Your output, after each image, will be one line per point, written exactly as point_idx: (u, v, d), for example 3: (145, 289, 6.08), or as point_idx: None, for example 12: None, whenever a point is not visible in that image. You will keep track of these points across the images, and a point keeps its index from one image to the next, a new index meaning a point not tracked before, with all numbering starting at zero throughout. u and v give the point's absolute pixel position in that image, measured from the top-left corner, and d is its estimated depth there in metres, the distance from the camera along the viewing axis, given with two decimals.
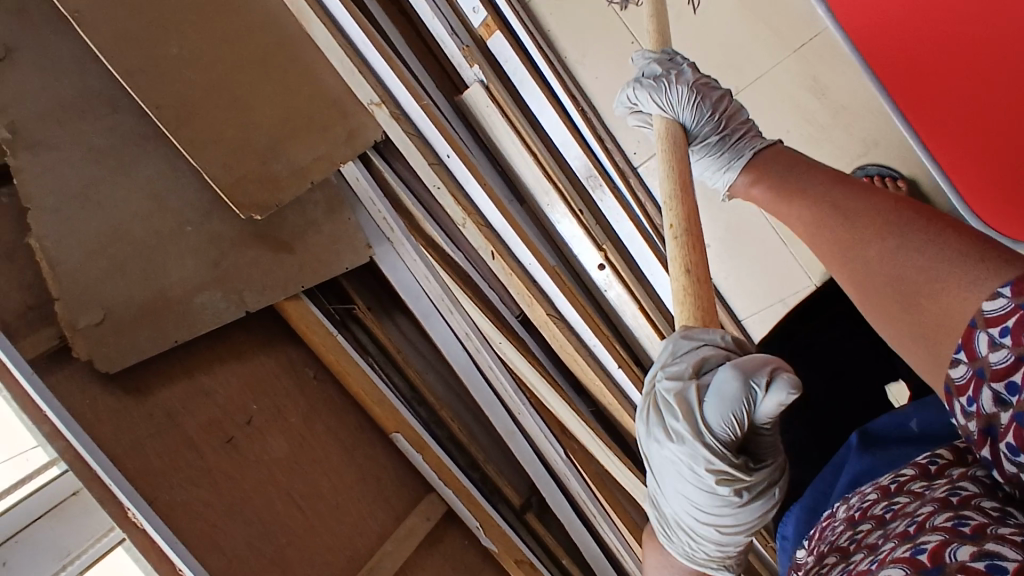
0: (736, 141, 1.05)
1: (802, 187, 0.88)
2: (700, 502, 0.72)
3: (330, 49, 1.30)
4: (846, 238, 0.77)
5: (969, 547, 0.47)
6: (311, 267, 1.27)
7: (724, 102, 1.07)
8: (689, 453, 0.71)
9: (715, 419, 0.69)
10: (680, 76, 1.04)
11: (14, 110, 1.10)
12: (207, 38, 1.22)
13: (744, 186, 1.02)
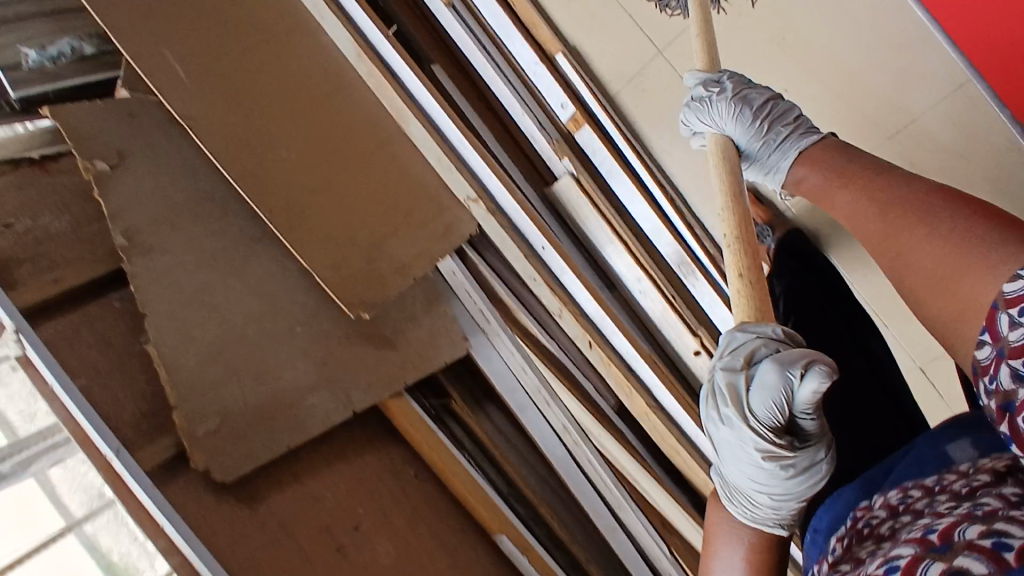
0: (782, 141, 1.06)
1: (853, 176, 0.87)
2: (752, 481, 0.72)
3: (426, 146, 1.31)
4: (883, 232, 0.77)
5: (976, 527, 0.52)
6: (413, 362, 1.24)
7: (771, 106, 1.10)
8: (736, 435, 0.72)
9: (760, 404, 0.71)
10: (722, 92, 1.11)
11: (130, 215, 1.08)
12: (315, 139, 1.23)
13: (800, 177, 1.02)
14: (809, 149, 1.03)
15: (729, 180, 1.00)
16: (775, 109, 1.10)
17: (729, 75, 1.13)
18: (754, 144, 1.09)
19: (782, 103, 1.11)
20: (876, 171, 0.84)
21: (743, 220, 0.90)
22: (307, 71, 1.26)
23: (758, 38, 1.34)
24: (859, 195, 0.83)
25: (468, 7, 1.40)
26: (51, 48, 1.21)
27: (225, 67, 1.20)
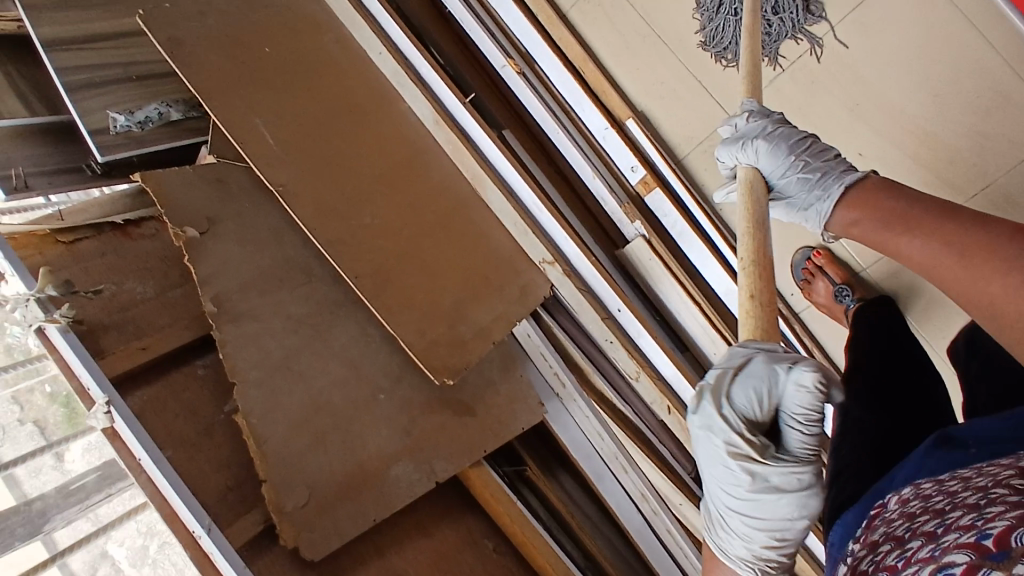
0: (823, 177, 0.99)
1: (916, 218, 0.79)
2: (720, 477, 0.76)
3: (502, 211, 1.33)
4: (963, 275, 0.70)
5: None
6: (493, 429, 1.20)
7: (809, 146, 1.04)
8: (708, 426, 0.77)
9: (741, 393, 0.77)
10: (763, 130, 1.05)
11: (218, 281, 1.07)
12: (397, 207, 1.25)
13: (841, 221, 0.94)
14: (852, 187, 0.94)
15: (750, 219, 0.91)
16: (813, 147, 1.04)
17: (762, 113, 1.08)
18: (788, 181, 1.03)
19: (819, 141, 1.05)
20: (925, 207, 0.80)
21: (756, 249, 0.85)
22: (388, 138, 1.30)
23: (836, 103, 1.35)
24: (927, 240, 0.76)
25: (537, 76, 1.45)
26: (138, 113, 1.16)
27: (311, 134, 1.22)
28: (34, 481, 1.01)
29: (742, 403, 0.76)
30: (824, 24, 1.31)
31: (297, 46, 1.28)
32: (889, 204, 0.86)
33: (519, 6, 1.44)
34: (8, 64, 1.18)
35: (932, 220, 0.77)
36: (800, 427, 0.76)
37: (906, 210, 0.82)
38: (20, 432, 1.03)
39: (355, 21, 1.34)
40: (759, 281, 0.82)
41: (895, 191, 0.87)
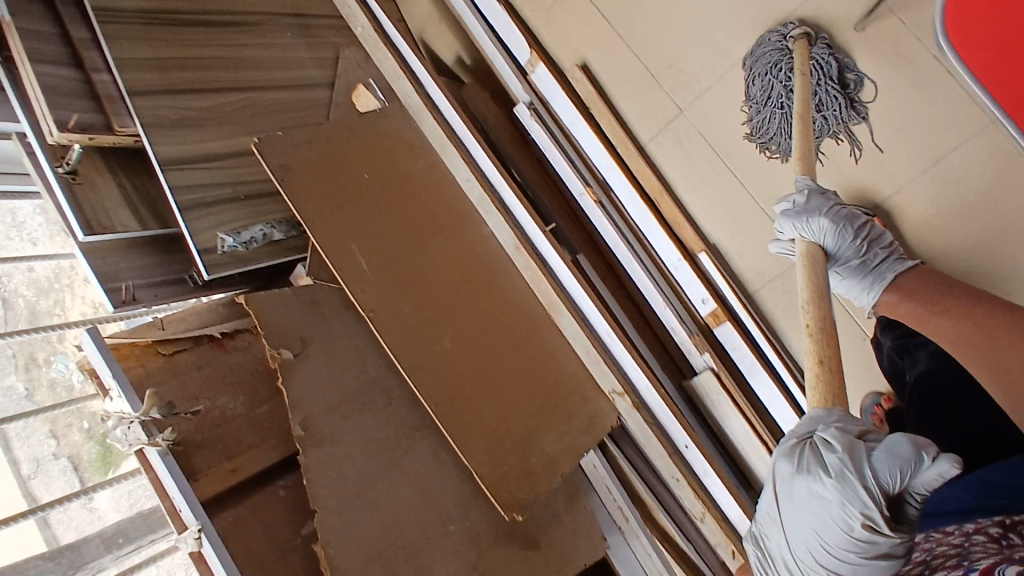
0: (879, 264, 1.12)
1: (949, 302, 0.95)
2: (837, 538, 0.76)
3: (576, 339, 1.34)
4: (986, 342, 0.85)
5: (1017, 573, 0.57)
6: (556, 564, 1.19)
7: (864, 227, 1.12)
8: (844, 493, 0.76)
9: (886, 470, 0.74)
10: (823, 208, 1.09)
11: (306, 404, 1.11)
12: (475, 331, 1.28)
13: (889, 302, 1.09)
14: (902, 276, 1.09)
15: (808, 290, 0.95)
16: (871, 231, 1.12)
17: (821, 190, 1.12)
18: (849, 264, 1.12)
19: (875, 226, 1.14)
20: (953, 289, 0.98)
21: (820, 334, 0.87)
22: (469, 261, 1.35)
23: None
24: (959, 318, 0.91)
25: (614, 204, 1.50)
26: (244, 232, 1.23)
27: (401, 259, 1.27)
28: (60, 517, 1.19)
29: (884, 477, 0.74)
30: (865, 127, 1.33)
31: (394, 173, 1.35)
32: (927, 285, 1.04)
33: (599, 137, 1.51)
34: (120, 173, 1.22)
35: (961, 297, 0.94)
36: (920, 503, 0.76)
37: (943, 293, 0.99)
38: (55, 466, 1.23)
39: (446, 147, 1.41)
40: (823, 350, 0.86)
41: (929, 280, 1.05)
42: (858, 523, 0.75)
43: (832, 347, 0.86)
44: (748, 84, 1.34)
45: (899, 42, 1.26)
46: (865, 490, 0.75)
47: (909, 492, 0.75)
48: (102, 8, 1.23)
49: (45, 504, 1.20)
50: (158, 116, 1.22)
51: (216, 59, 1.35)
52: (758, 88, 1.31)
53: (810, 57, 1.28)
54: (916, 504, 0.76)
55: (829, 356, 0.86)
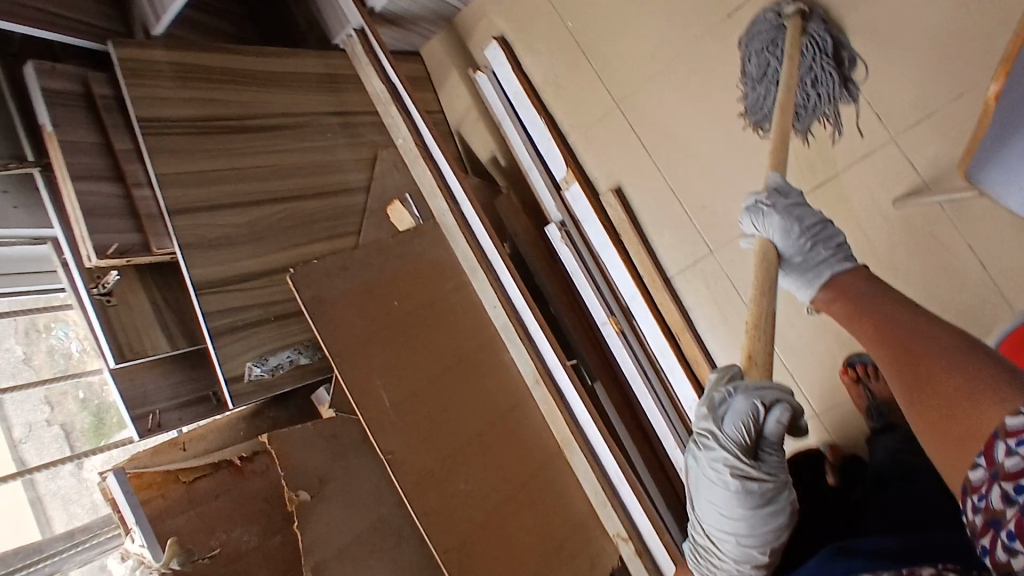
0: (820, 262, 1.07)
1: (870, 308, 0.89)
2: (724, 492, 0.89)
3: (585, 478, 1.36)
4: (897, 356, 0.78)
5: (1008, 442, 0.57)
6: None
7: (815, 225, 1.11)
8: (715, 457, 0.89)
9: (731, 427, 0.89)
10: (779, 204, 1.12)
11: (319, 548, 1.12)
12: (488, 470, 1.30)
13: (824, 301, 1.01)
14: (842, 272, 1.03)
15: (757, 283, 1.02)
16: (824, 232, 1.10)
17: (783, 190, 1.15)
18: (795, 261, 1.10)
19: (833, 227, 1.12)
20: (886, 303, 0.87)
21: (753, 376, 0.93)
22: (490, 391, 1.36)
23: None
24: (877, 322, 0.85)
25: (635, 333, 1.51)
26: (271, 359, 1.25)
27: (424, 391, 1.29)
28: (49, 486, 1.30)
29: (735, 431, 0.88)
30: (852, 158, 1.32)
31: (423, 298, 1.36)
32: (864, 292, 0.93)
33: (627, 264, 1.50)
34: (154, 287, 1.24)
35: (890, 312, 0.85)
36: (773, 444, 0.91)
37: (873, 307, 0.88)
38: (47, 434, 1.34)
39: (475, 270, 1.42)
40: (761, 340, 0.94)
41: (865, 278, 0.97)
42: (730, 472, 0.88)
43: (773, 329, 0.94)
44: (746, 62, 1.30)
45: (937, 228, 1.26)
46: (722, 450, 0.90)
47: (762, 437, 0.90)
48: (148, 119, 1.22)
49: (35, 468, 1.29)
50: (197, 236, 1.22)
51: (258, 167, 1.36)
52: (756, 65, 1.27)
53: (806, 33, 1.24)
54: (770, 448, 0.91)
55: (762, 358, 0.94)
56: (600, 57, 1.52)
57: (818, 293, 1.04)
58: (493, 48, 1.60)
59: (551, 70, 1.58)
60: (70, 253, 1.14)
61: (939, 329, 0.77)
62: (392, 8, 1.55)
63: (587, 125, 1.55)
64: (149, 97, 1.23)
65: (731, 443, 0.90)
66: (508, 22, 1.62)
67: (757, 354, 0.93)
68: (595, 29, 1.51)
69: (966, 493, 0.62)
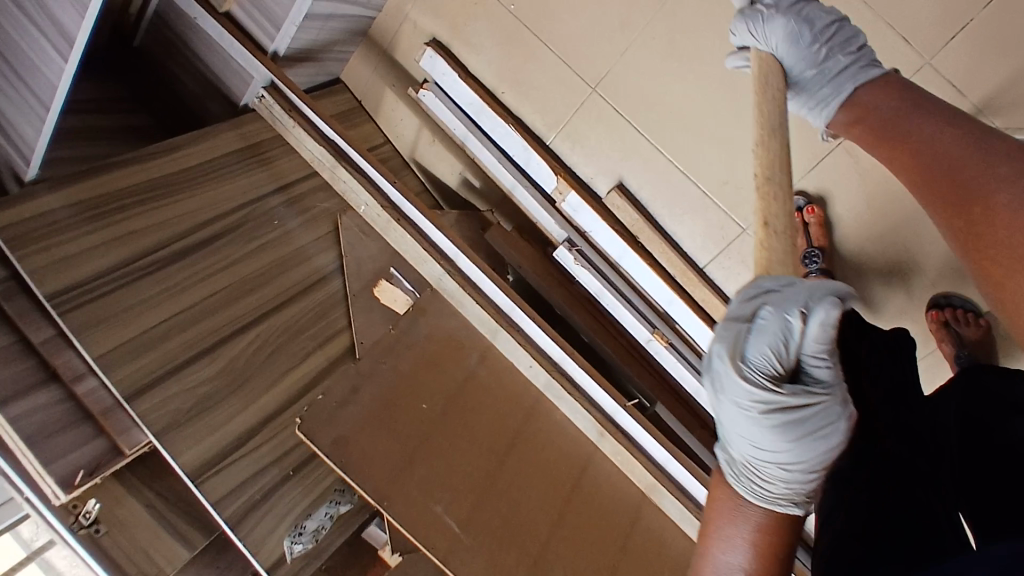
0: (842, 72, 0.86)
1: (905, 129, 0.71)
2: (751, 440, 0.61)
3: (685, 520, 1.21)
4: (956, 197, 0.61)
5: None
6: None
7: (828, 28, 0.88)
8: (732, 391, 0.61)
9: (756, 347, 0.61)
10: (781, 6, 0.88)
11: None
12: (584, 555, 1.13)
13: (844, 123, 0.84)
14: (872, 84, 0.83)
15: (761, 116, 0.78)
16: (838, 34, 0.89)
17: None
18: (806, 77, 0.89)
19: (845, 25, 0.90)
20: (929, 122, 0.69)
21: (767, 263, 0.68)
22: (553, 463, 1.19)
23: None
24: (915, 151, 0.68)
25: (683, 338, 1.35)
26: (309, 523, 1.06)
27: (487, 494, 1.10)
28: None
29: (760, 357, 0.61)
30: None
31: (450, 384, 1.17)
32: (891, 115, 0.74)
33: (656, 269, 1.32)
34: (144, 487, 1.02)
35: (933, 131, 0.67)
36: (822, 363, 0.62)
37: (911, 131, 0.70)
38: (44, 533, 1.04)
39: (497, 331, 1.22)
40: (778, 194, 0.71)
41: (897, 91, 0.78)
42: (757, 409, 0.60)
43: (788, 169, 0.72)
44: None
45: None
46: (749, 381, 0.60)
47: (802, 351, 0.62)
48: (78, 282, 0.98)
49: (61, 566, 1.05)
50: (171, 413, 0.98)
51: (211, 294, 1.10)
52: None
53: None
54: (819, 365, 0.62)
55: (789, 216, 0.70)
56: (559, 41, 1.30)
57: (840, 112, 0.85)
58: (429, 56, 1.35)
59: (508, 67, 1.35)
60: (31, 494, 0.90)
61: (1003, 157, 0.60)
62: (299, 45, 1.27)
63: (565, 120, 1.34)
64: (54, 262, 0.97)
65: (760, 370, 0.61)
66: (437, 22, 1.37)
67: (782, 198, 0.70)
68: (544, 9, 1.29)
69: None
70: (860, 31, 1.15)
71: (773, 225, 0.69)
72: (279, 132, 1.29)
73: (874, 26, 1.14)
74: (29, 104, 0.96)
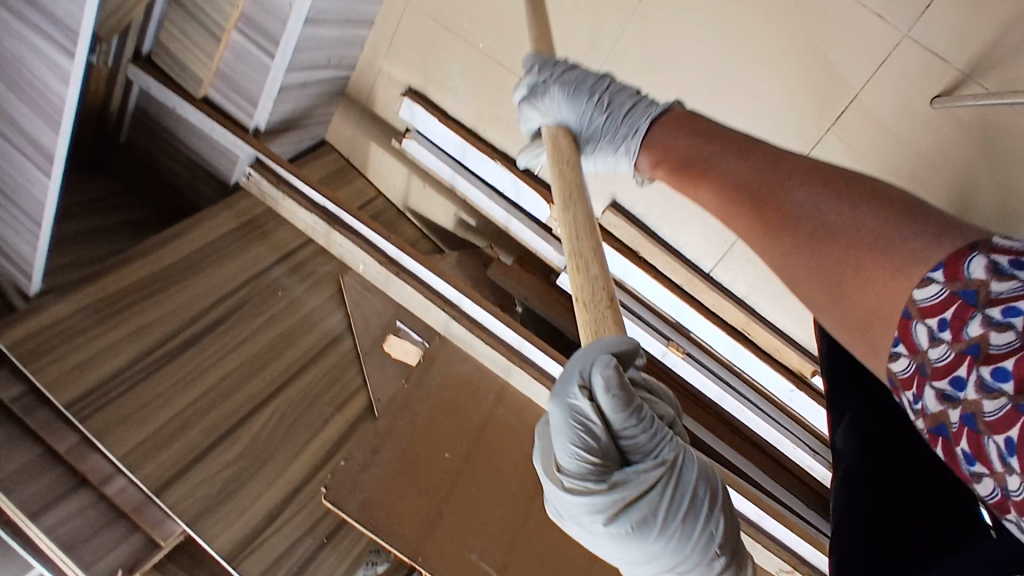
0: (630, 113, 0.86)
1: (703, 165, 0.70)
2: (612, 536, 0.61)
3: None
4: (766, 218, 0.61)
5: (928, 328, 0.44)
6: None
7: (604, 83, 0.90)
8: (569, 504, 0.61)
9: (565, 452, 0.60)
10: (555, 76, 0.91)
11: None
12: None
13: (650, 166, 0.82)
14: (659, 122, 0.83)
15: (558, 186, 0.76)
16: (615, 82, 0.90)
17: (549, 57, 0.95)
18: (593, 131, 0.88)
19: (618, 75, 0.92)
20: (721, 153, 0.69)
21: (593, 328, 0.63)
22: None
23: None
24: (716, 186, 0.68)
25: (700, 346, 1.34)
26: None
27: (522, 533, 1.09)
28: None
29: (572, 459, 0.60)
30: (866, 68, 1.14)
31: (472, 429, 1.17)
32: (687, 152, 0.74)
33: (664, 283, 1.31)
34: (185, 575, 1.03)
35: (730, 163, 0.67)
36: (632, 423, 0.61)
37: (710, 160, 0.70)
38: None
39: (510, 368, 1.22)
40: (586, 262, 0.66)
41: (682, 124, 0.79)
42: (597, 512, 0.60)
43: (593, 236, 0.68)
44: None
45: (986, 110, 1.12)
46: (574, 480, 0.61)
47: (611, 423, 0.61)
48: (96, 385, 1.01)
49: None
50: (201, 499, 1.00)
51: (226, 375, 1.12)
52: None
53: None
54: (633, 428, 0.61)
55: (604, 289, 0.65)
56: None
57: (641, 153, 0.84)
58: (408, 105, 1.37)
59: (484, 103, 1.36)
60: None
61: (796, 170, 0.61)
62: (279, 116, 1.30)
63: None
64: (68, 370, 1.00)
65: (583, 467, 0.61)
66: (410, 71, 1.39)
67: (590, 267, 0.66)
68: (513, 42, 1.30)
69: (898, 391, 0.49)
70: (830, 15, 1.13)
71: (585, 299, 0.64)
72: (271, 203, 1.32)
73: (844, 8, 1.12)
74: (26, 224, 0.99)
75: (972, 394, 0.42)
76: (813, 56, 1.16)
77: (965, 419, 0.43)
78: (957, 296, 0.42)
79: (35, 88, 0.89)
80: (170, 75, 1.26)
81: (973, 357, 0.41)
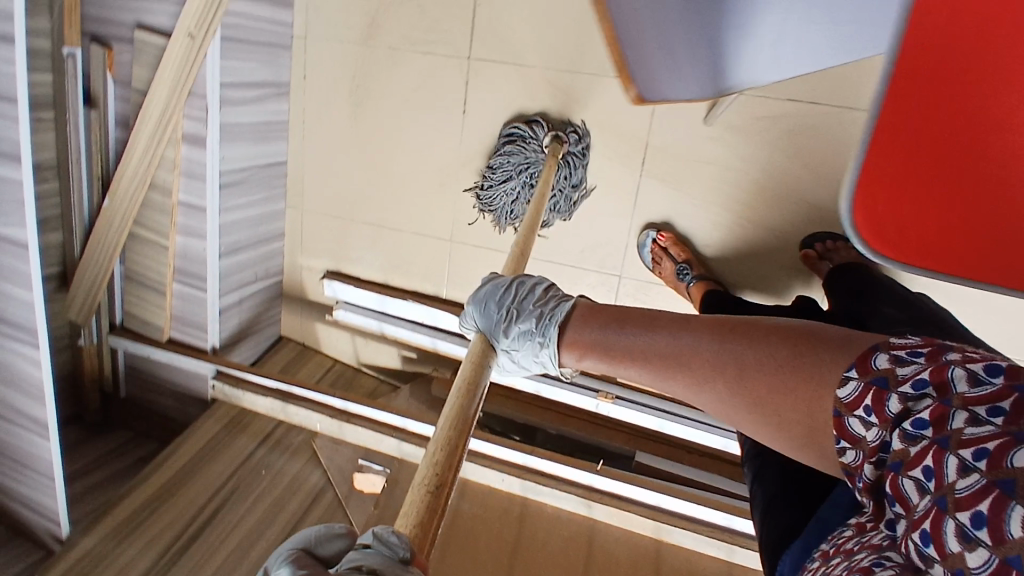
0: (540, 318, 0.93)
1: (629, 350, 0.83)
2: None
3: (698, 542, 1.30)
4: (710, 371, 0.73)
5: (858, 417, 0.57)
6: None
7: (519, 290, 0.97)
8: None
9: None
10: (481, 295, 0.99)
11: None
12: None
13: (573, 359, 0.92)
14: (567, 323, 0.92)
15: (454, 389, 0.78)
16: (521, 290, 0.97)
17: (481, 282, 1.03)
18: (507, 340, 0.95)
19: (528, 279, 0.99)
20: (642, 334, 0.82)
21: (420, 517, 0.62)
22: (559, 550, 1.30)
23: None
24: (647, 367, 0.81)
25: (628, 387, 1.49)
26: None
27: None
28: None
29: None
30: (644, 115, 1.36)
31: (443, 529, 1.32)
32: (609, 341, 0.86)
33: None
34: None
35: (657, 339, 0.80)
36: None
37: (632, 342, 0.82)
38: None
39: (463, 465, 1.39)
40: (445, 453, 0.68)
41: (593, 317, 0.90)
42: None
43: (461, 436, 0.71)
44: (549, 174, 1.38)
45: (752, 110, 1.31)
46: None
47: None
48: None
49: None
50: None
51: (231, 552, 1.31)
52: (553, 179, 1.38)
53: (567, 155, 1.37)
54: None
55: (438, 475, 0.66)
56: (407, 221, 1.59)
57: (559, 351, 0.92)
58: (328, 284, 1.65)
59: (385, 259, 1.64)
60: None
61: (715, 332, 0.75)
62: (229, 332, 1.59)
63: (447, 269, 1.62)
64: None
65: None
66: (323, 256, 1.69)
67: (434, 455, 0.68)
68: (386, 205, 1.60)
69: (853, 477, 0.59)
70: (597, 89, 1.37)
71: (413, 485, 0.66)
72: (245, 403, 1.58)
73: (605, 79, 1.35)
74: (44, 482, 1.26)
75: (896, 451, 0.52)
76: (600, 122, 1.39)
77: (891, 468, 0.52)
78: (871, 387, 0.57)
79: (22, 378, 1.19)
80: (139, 334, 1.59)
81: (890, 426, 0.53)
